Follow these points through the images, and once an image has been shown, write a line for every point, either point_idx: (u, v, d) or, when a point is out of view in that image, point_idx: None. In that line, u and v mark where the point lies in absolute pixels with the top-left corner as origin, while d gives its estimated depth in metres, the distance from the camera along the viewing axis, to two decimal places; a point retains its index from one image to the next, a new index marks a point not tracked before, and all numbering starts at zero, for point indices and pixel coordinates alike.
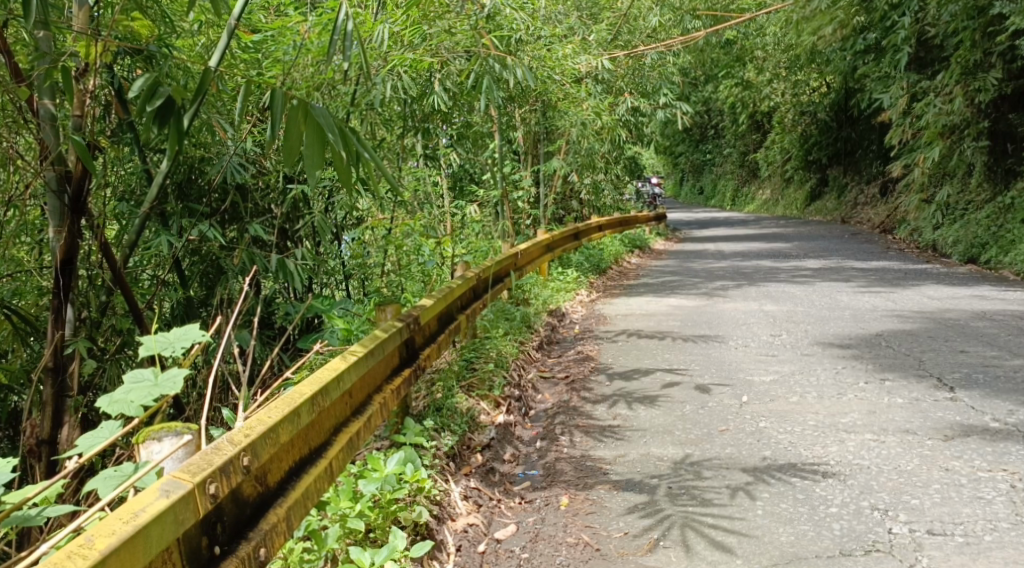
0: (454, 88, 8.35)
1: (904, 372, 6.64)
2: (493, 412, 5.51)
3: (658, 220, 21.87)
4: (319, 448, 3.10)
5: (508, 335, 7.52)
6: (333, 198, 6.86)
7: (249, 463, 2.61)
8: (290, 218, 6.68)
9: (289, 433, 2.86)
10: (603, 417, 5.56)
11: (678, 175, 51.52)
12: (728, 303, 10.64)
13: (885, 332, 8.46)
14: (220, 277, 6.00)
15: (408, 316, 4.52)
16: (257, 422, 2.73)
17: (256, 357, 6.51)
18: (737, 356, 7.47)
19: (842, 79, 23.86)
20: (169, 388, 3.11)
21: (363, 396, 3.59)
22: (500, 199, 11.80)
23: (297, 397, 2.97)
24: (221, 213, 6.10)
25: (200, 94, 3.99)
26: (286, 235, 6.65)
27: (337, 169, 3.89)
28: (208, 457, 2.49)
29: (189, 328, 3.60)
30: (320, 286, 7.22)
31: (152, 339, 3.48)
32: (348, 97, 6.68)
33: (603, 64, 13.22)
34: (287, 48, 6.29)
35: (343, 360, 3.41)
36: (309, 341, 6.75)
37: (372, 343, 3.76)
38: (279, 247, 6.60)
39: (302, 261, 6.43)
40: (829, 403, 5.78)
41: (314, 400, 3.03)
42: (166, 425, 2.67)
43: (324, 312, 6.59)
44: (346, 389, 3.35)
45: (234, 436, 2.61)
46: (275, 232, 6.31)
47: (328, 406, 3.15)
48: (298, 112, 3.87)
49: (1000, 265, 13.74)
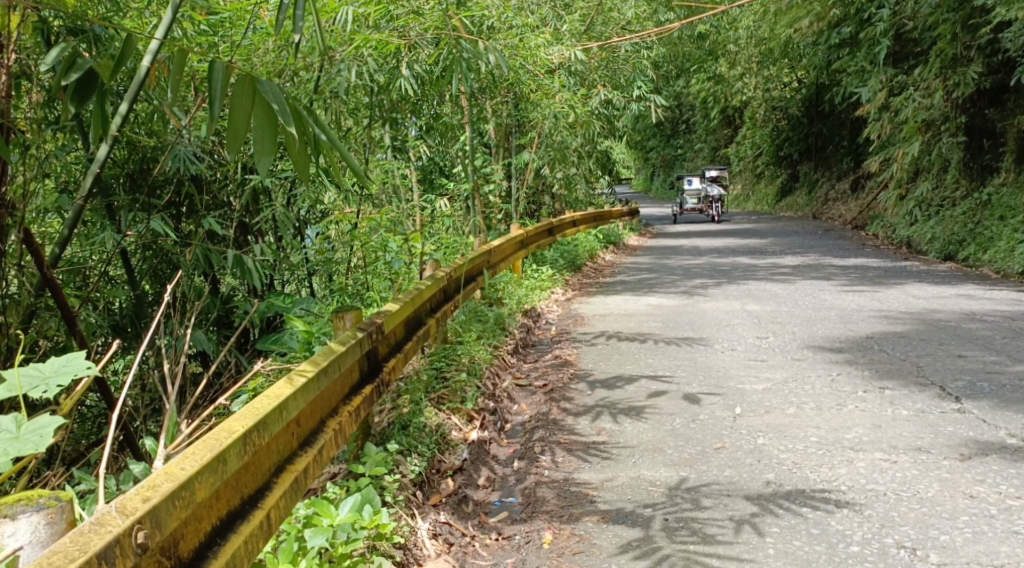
0: (423, 74, 7.83)
1: (904, 379, 6.20)
2: (465, 428, 5.01)
3: (632, 215, 21.46)
4: (253, 499, 2.57)
5: (481, 339, 7.02)
6: (295, 189, 6.45)
7: (148, 538, 2.09)
8: (249, 210, 6.27)
9: (209, 487, 2.33)
10: (587, 432, 5.08)
11: (649, 170, 50.82)
12: (709, 303, 10.20)
13: (875, 335, 8.04)
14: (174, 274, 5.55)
15: (370, 324, 4.00)
16: (162, 479, 2.21)
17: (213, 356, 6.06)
18: (725, 361, 7.01)
19: (814, 74, 23.50)
20: (32, 445, 2.57)
21: (314, 423, 3.06)
22: (472, 193, 11.29)
23: (222, 436, 2.45)
24: (175, 208, 5.68)
25: (117, 67, 3.35)
26: (246, 229, 6.25)
27: (290, 155, 3.42)
28: (85, 538, 1.97)
29: (74, 357, 3.04)
30: (282, 283, 6.77)
31: (18, 375, 2.91)
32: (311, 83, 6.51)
33: (577, 54, 12.74)
34: (243, 32, 6.07)
35: (290, 384, 2.89)
36: (271, 342, 6.27)
37: (328, 358, 3.25)
38: (236, 242, 6.21)
39: (260, 257, 5.97)
40: (828, 415, 5.33)
41: (247, 438, 2.52)
42: (23, 496, 2.14)
43: (282, 311, 6.15)
44: (294, 417, 2.85)
45: (126, 504, 2.09)
46: (232, 227, 5.86)
47: (265, 445, 2.63)
48: (242, 88, 3.36)
49: (979, 263, 13.40)
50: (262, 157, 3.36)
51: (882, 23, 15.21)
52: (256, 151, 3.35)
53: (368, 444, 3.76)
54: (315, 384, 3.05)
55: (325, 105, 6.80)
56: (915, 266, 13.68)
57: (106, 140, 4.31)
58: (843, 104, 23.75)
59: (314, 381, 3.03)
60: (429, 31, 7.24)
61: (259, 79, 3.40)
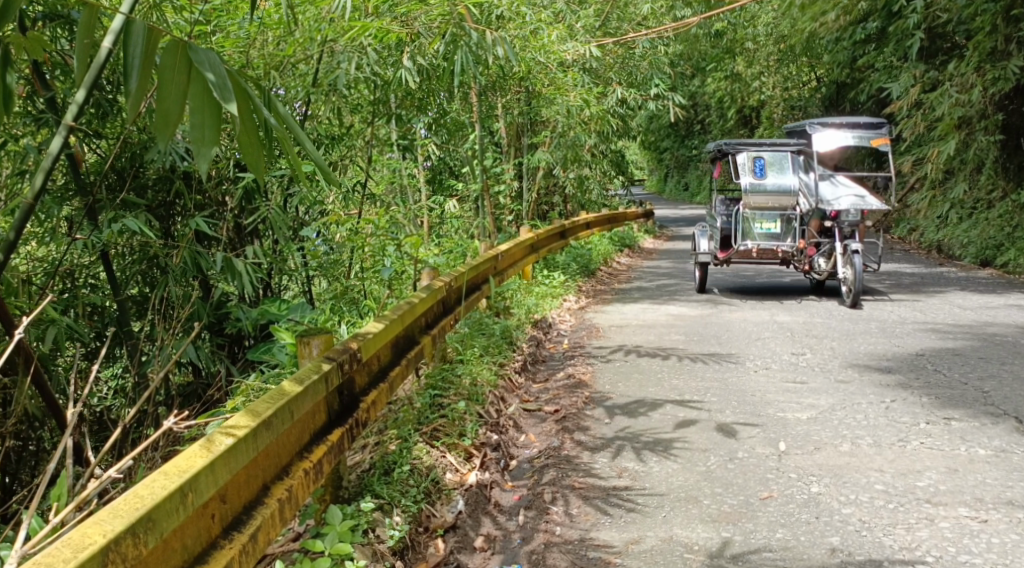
0: (431, 68, 6.83)
1: (971, 409, 5.40)
2: (462, 468, 4.23)
3: (647, 218, 20.63)
4: None
5: (484, 357, 6.23)
6: (292, 189, 5.94)
7: None
8: (244, 210, 5.79)
9: None
10: (606, 473, 4.30)
11: (662, 171, 49.75)
12: (735, 313, 9.38)
13: (926, 352, 7.21)
14: (163, 279, 5.27)
15: (340, 353, 3.23)
16: None
17: (206, 365, 5.62)
18: (760, 383, 6.22)
19: (838, 74, 22.59)
20: None
21: (247, 495, 2.43)
22: (482, 193, 10.51)
23: (65, 555, 1.84)
24: (159, 207, 5.32)
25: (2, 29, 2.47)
26: (239, 230, 5.76)
27: (238, 146, 2.66)
28: None
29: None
30: (279, 287, 6.30)
31: None
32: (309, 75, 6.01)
33: (593, 50, 11.90)
34: (240, 21, 5.60)
35: (206, 450, 2.28)
36: (260, 352, 5.68)
37: (272, 407, 2.60)
38: (231, 245, 5.80)
39: (253, 260, 5.58)
40: (890, 454, 4.54)
41: (113, 548, 1.91)
42: None
43: (276, 322, 5.62)
44: (210, 496, 2.24)
45: None
46: (223, 226, 5.48)
47: (150, 554, 2.01)
48: (171, 59, 2.58)
49: (1020, 270, 12.49)
50: (201, 148, 2.59)
51: (915, 16, 14.27)
52: (194, 141, 2.58)
53: (330, 510, 3.04)
54: (245, 445, 2.41)
55: (325, 99, 6.15)
56: (951, 273, 12.77)
57: (60, 130, 3.41)
58: (866, 104, 22.73)
59: (241, 444, 2.40)
60: (435, 20, 6.27)
61: (189, 46, 2.62)
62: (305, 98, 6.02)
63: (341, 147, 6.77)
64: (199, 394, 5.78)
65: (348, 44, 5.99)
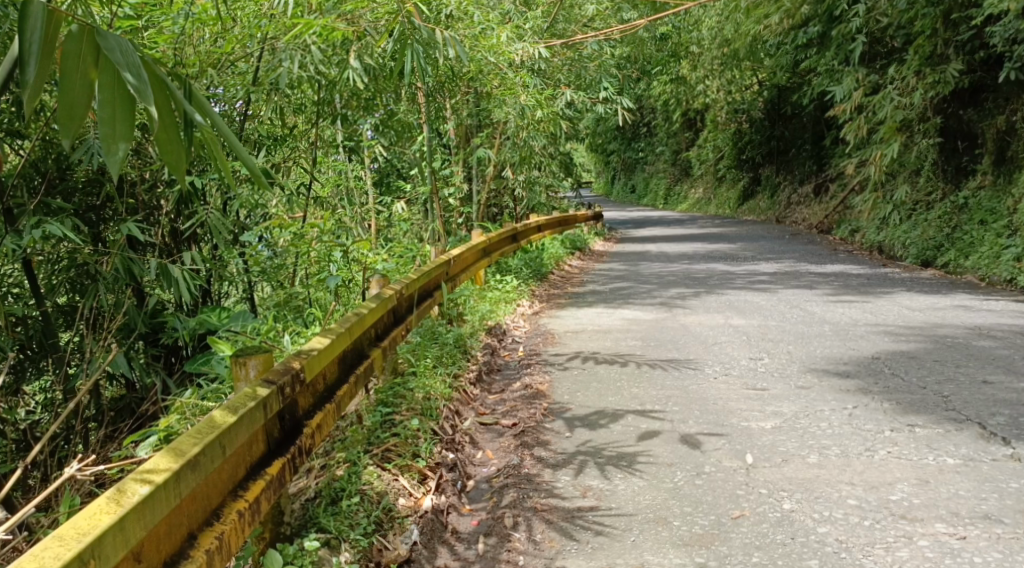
0: (378, 68, 6.51)
1: (934, 414, 5.25)
2: (416, 492, 4.02)
3: (596, 220, 20.45)
4: None
5: (437, 368, 5.97)
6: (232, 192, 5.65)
7: None
8: (180, 213, 5.49)
9: None
10: (570, 491, 4.09)
11: (609, 175, 49.79)
12: (690, 316, 9.20)
13: (882, 354, 7.06)
14: (94, 286, 4.93)
15: (281, 375, 3.05)
16: None
17: (143, 378, 5.32)
18: (721, 390, 6.03)
19: (783, 76, 22.61)
20: None
21: (168, 550, 2.27)
22: (430, 196, 10.21)
23: None
24: (86, 211, 5.02)
25: None
26: (176, 236, 5.47)
27: (155, 142, 2.45)
28: None
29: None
30: (220, 295, 6.00)
31: None
32: (251, 75, 5.74)
33: (541, 51, 11.64)
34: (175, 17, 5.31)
35: (115, 505, 2.12)
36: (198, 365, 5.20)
37: (198, 446, 2.42)
38: (167, 249, 5.46)
39: (191, 268, 5.22)
40: (859, 463, 4.37)
41: None
42: None
43: (216, 331, 5.32)
44: (119, 559, 2.07)
45: None
46: (157, 232, 5.16)
47: None
48: (75, 46, 2.34)
49: (962, 270, 11.84)
50: (113, 145, 2.37)
51: (859, 18, 14.25)
52: (104, 136, 2.35)
53: (271, 552, 2.92)
54: (162, 497, 2.23)
55: (267, 99, 5.84)
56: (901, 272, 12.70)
57: None
58: (809, 105, 22.75)
59: (158, 495, 2.21)
60: (381, 18, 5.99)
61: (98, 31, 2.39)
62: (247, 96, 5.73)
63: (282, 148, 6.54)
64: (132, 409, 5.47)
65: (291, 43, 5.69)
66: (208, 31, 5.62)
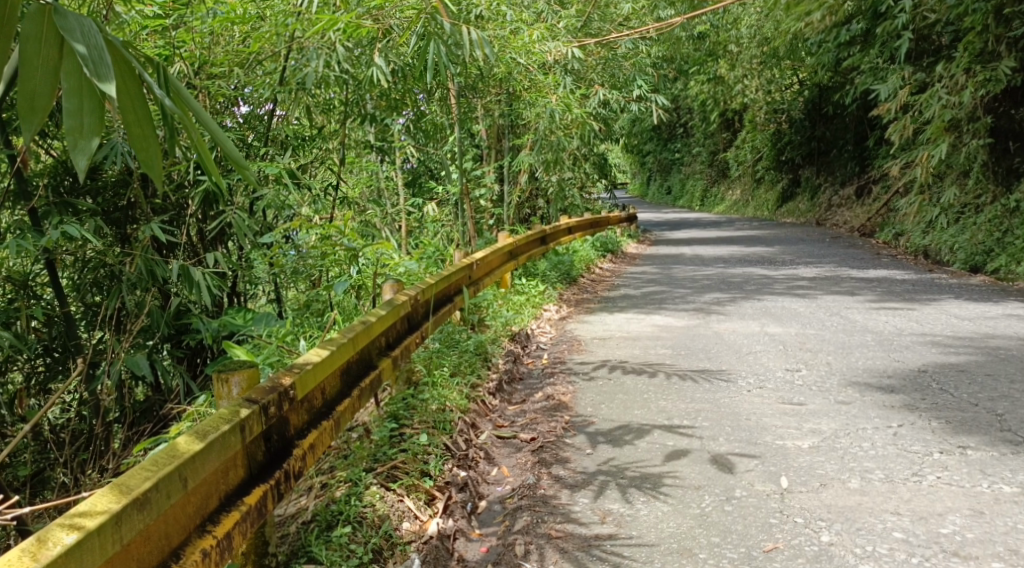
0: (404, 65, 6.18)
1: (986, 435, 4.87)
2: (422, 515, 3.78)
3: (629, 222, 20.03)
4: None
5: (454, 378, 5.68)
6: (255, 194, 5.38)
7: None
8: (204, 213, 5.27)
9: None
10: (588, 516, 3.80)
11: (645, 175, 49.29)
12: (724, 324, 8.82)
13: (928, 367, 6.66)
14: (117, 286, 4.71)
15: (265, 394, 2.85)
16: None
17: (164, 381, 5.13)
18: (755, 404, 5.68)
19: (824, 76, 22.01)
20: None
21: None
22: (459, 197, 9.90)
23: None
24: (111, 210, 4.81)
25: None
26: (202, 236, 5.27)
27: (128, 134, 2.14)
28: None
29: None
30: (244, 295, 5.80)
31: None
32: (278, 75, 5.46)
33: (574, 51, 11.28)
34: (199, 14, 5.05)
35: (32, 557, 1.99)
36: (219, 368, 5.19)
37: (146, 484, 2.28)
38: (191, 251, 5.25)
39: (213, 271, 5.00)
40: (904, 490, 4.02)
41: None
42: None
43: (239, 334, 5.12)
44: None
45: None
46: (181, 234, 4.96)
47: None
48: (35, 28, 2.08)
49: (1013, 276, 11.31)
50: (78, 139, 2.10)
51: (905, 16, 13.74)
52: (70, 130, 2.09)
53: None
54: (92, 544, 2.09)
55: (292, 99, 5.56)
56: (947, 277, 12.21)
57: None
58: (851, 106, 22.13)
59: (86, 543, 2.08)
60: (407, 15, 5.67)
61: (56, 11, 2.13)
62: (273, 96, 5.45)
63: (311, 148, 6.22)
64: (154, 411, 5.21)
65: (314, 39, 5.39)
66: (236, 28, 5.37)
